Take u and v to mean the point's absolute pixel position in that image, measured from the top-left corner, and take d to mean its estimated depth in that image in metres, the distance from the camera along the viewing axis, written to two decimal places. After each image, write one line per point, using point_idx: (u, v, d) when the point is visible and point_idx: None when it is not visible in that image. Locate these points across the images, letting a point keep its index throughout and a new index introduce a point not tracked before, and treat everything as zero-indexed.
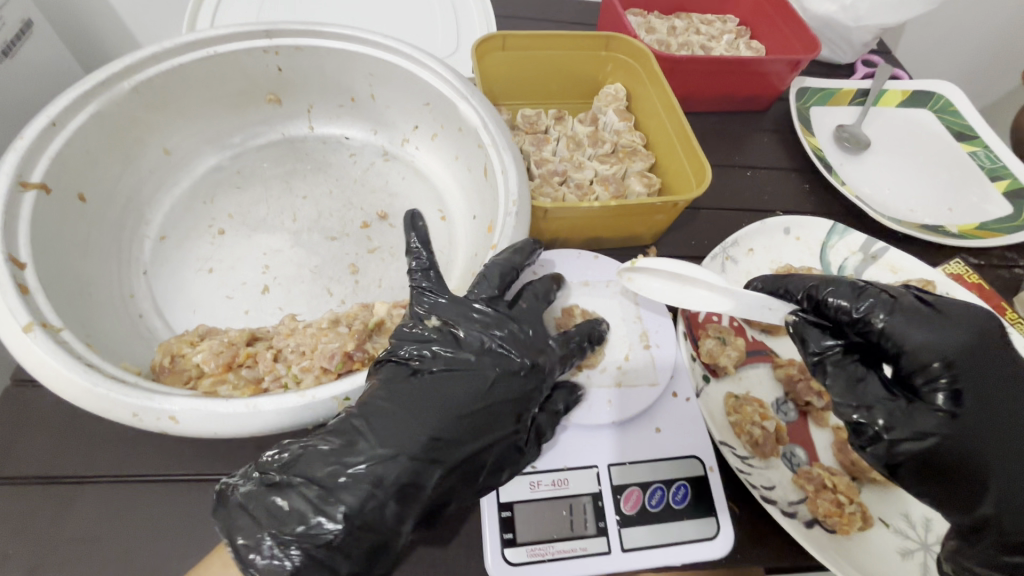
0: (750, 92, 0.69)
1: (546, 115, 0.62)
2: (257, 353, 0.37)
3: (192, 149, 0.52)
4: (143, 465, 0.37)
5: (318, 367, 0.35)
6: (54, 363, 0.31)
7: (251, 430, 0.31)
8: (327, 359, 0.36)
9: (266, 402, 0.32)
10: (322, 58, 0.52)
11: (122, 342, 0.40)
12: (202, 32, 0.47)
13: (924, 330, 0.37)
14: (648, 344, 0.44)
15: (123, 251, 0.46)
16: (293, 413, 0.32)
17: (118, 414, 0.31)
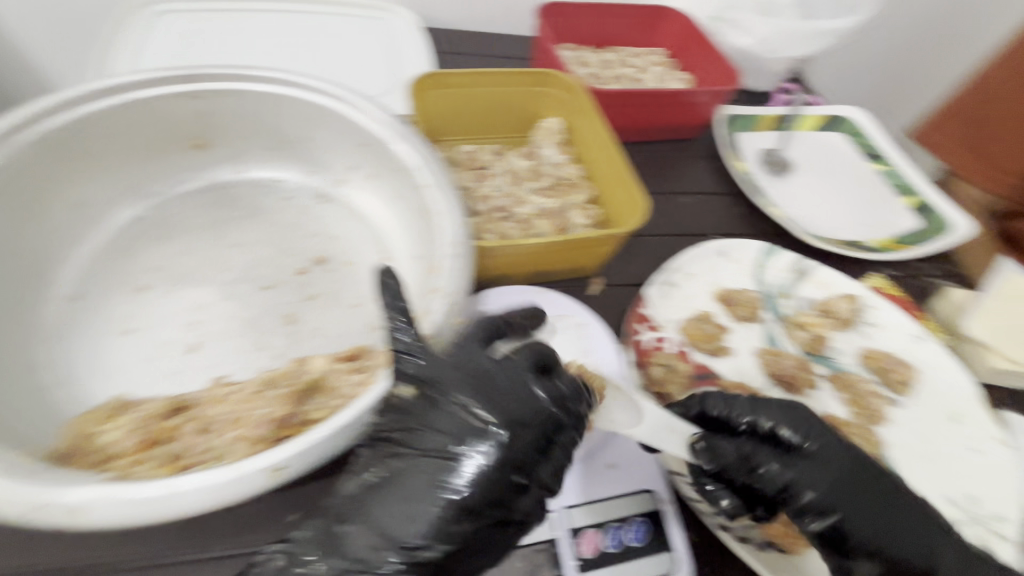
0: (681, 122, 0.72)
1: (485, 151, 0.62)
2: (180, 427, 0.33)
3: (107, 199, 0.49)
4: (45, 562, 0.32)
5: (246, 438, 0.32)
6: None
7: (171, 517, 0.29)
8: (255, 428, 0.33)
9: (184, 482, 0.29)
10: (249, 102, 0.50)
11: (22, 422, 0.36)
12: (117, 80, 0.46)
13: (808, 476, 0.40)
14: (596, 378, 0.45)
15: (25, 316, 0.41)
16: (219, 491, 0.29)
17: (10, 512, 0.28)
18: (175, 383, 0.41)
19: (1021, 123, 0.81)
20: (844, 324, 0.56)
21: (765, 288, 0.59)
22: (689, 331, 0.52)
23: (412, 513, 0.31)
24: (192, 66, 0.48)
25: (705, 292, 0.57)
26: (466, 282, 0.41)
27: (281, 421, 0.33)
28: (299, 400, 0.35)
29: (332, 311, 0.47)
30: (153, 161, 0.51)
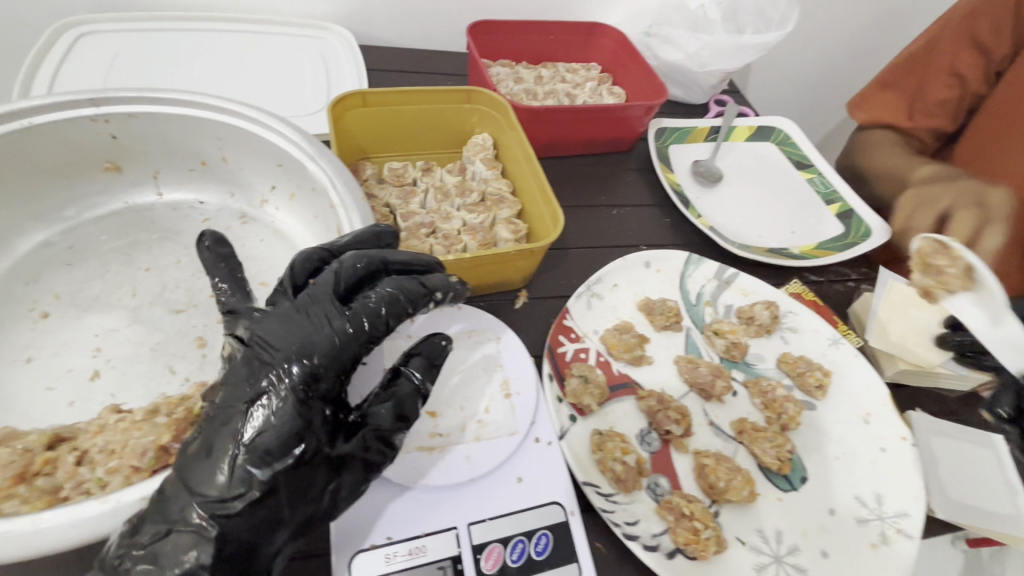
0: (612, 135, 0.74)
1: (413, 167, 0.63)
2: (59, 458, 0.33)
3: (11, 225, 0.47)
4: None
5: (127, 468, 0.32)
6: None
7: (38, 554, 0.27)
8: (137, 457, 0.33)
9: (50, 516, 0.28)
10: (162, 124, 0.50)
11: None
12: (16, 102, 0.44)
13: None
14: (508, 392, 0.44)
15: None
16: (94, 524, 0.28)
17: None
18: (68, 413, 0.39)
19: (929, 114, 0.86)
20: (762, 330, 0.58)
21: (688, 296, 0.60)
22: (609, 341, 0.53)
23: (215, 468, 0.31)
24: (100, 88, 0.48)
25: (629, 302, 0.58)
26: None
27: (165, 449, 0.34)
28: (187, 427, 0.36)
29: None
30: (63, 185, 0.50)
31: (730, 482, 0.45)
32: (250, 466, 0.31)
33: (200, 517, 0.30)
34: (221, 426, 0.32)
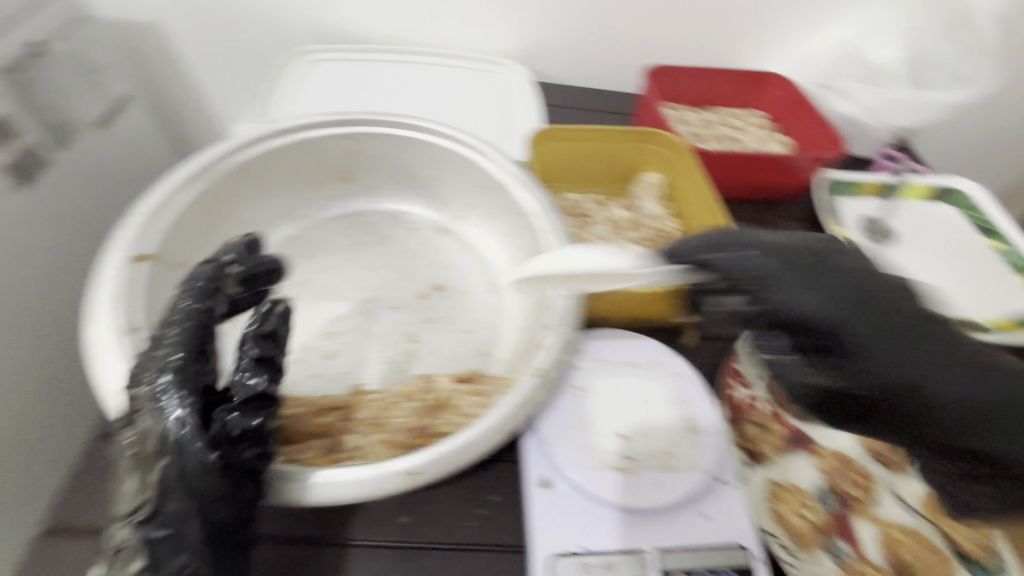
0: (780, 184, 0.74)
1: (590, 201, 0.67)
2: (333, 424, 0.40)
3: (270, 221, 0.57)
4: None
5: (391, 441, 0.38)
6: None
7: (335, 501, 0.35)
8: (398, 434, 0.39)
9: (341, 474, 0.35)
10: (393, 144, 0.58)
11: None
12: (294, 123, 0.55)
13: None
14: (692, 427, 0.45)
15: None
16: (367, 485, 0.35)
17: None
18: (314, 384, 0.46)
19: None
20: None
21: None
22: None
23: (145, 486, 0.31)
24: (352, 112, 0.57)
25: None
26: (578, 320, 0.45)
27: (419, 430, 0.39)
28: (430, 412, 0.41)
29: (447, 334, 0.52)
30: (309, 190, 0.59)
31: (922, 561, 0.41)
32: (165, 472, 0.31)
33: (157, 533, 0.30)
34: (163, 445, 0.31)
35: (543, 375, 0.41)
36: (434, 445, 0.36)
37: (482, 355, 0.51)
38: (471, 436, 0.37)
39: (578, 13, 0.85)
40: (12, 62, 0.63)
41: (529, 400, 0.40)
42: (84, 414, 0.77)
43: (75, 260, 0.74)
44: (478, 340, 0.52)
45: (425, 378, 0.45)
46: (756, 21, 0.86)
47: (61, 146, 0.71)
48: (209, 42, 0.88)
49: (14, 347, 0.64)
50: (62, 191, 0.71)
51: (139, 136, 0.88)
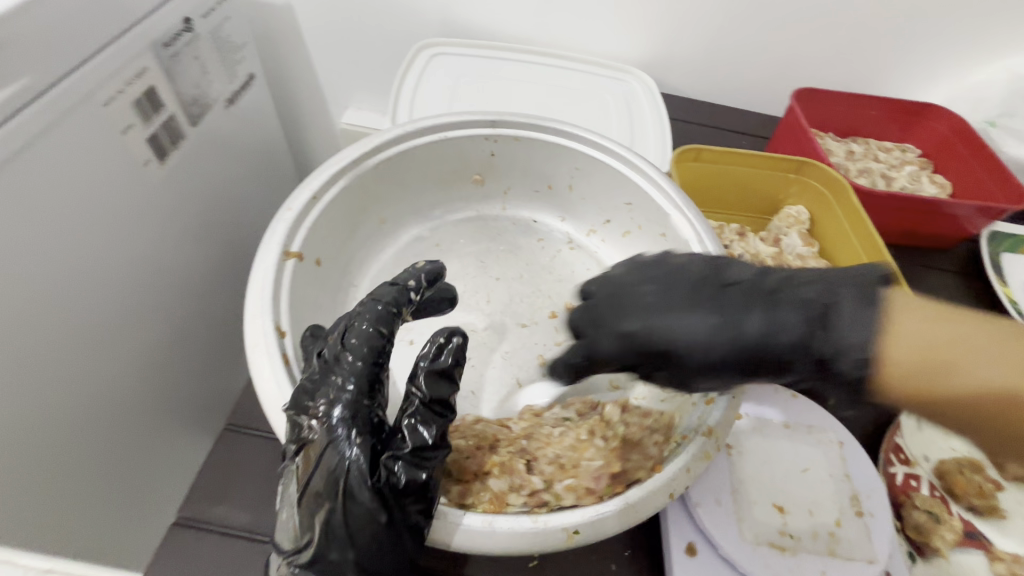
0: (939, 232, 0.66)
1: (728, 230, 0.62)
2: (504, 464, 0.40)
3: (402, 219, 0.57)
4: None
5: (582, 487, 0.37)
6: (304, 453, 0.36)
7: (494, 549, 0.34)
8: (593, 480, 0.38)
9: (501, 522, 0.34)
10: (535, 148, 0.54)
11: None
12: (439, 119, 0.52)
13: None
14: (861, 510, 0.40)
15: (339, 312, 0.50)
16: (525, 537, 0.34)
17: None
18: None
19: None
20: None
21: None
22: (953, 477, 0.46)
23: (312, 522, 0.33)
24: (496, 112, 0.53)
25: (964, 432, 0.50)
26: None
27: (614, 476, 0.38)
28: (621, 452, 0.40)
29: None
30: (442, 190, 0.58)
31: None
32: (330, 512, 0.33)
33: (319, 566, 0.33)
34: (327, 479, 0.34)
35: (714, 436, 0.39)
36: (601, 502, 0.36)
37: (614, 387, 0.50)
38: (640, 495, 0.36)
39: (718, 22, 0.79)
40: (170, 36, 0.65)
41: (697, 463, 0.38)
42: (209, 385, 0.81)
43: (205, 234, 0.77)
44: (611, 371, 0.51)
45: (592, 411, 0.45)
46: (921, 44, 0.78)
47: (196, 123, 0.72)
48: (334, 26, 0.88)
49: (156, 317, 0.68)
50: (194, 167, 0.73)
51: (260, 115, 0.90)
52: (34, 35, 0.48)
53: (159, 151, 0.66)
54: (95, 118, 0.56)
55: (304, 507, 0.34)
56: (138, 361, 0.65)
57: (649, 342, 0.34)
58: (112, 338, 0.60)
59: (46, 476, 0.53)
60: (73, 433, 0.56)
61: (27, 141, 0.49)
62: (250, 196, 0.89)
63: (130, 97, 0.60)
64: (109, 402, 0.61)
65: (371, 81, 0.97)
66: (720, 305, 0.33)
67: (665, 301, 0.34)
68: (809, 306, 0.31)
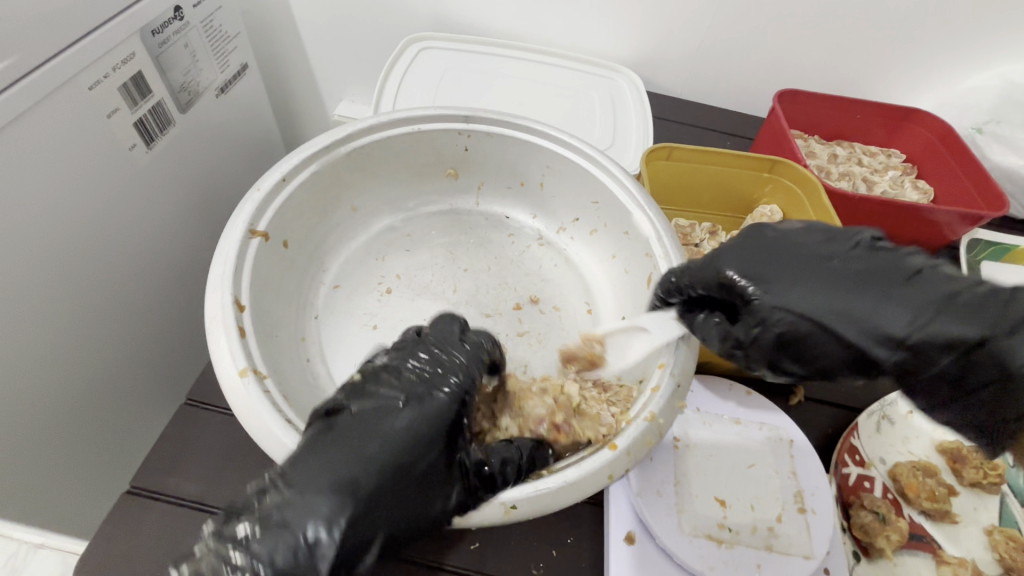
0: (917, 238, 0.65)
1: (700, 228, 0.63)
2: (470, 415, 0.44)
3: (374, 208, 0.58)
4: None
5: (528, 431, 0.41)
6: (254, 414, 0.36)
7: None
8: (536, 425, 0.41)
9: None
10: (507, 145, 0.55)
11: (301, 391, 0.44)
12: (413, 112, 0.53)
13: None
14: (803, 507, 0.40)
15: (303, 296, 0.51)
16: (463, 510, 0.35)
17: None
18: None
19: None
20: None
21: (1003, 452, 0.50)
22: (906, 480, 0.46)
23: (314, 503, 0.28)
24: (472, 108, 0.54)
25: (924, 437, 0.50)
26: (691, 365, 0.42)
27: (555, 425, 0.41)
28: (570, 413, 0.42)
29: (538, 350, 0.51)
30: (415, 182, 0.59)
31: None
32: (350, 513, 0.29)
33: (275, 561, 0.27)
34: (337, 461, 0.30)
35: (656, 421, 0.39)
36: (540, 480, 0.36)
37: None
38: (579, 475, 0.37)
39: (707, 23, 0.79)
40: (159, 24, 0.66)
41: (639, 446, 0.38)
42: (181, 363, 0.83)
43: (188, 218, 0.78)
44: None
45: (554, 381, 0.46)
46: (913, 50, 0.77)
47: (185, 110, 0.74)
48: (329, 17, 0.89)
49: (134, 296, 0.70)
50: (181, 152, 0.75)
51: (254, 104, 0.92)
52: (21, 20, 0.50)
53: (146, 136, 0.68)
54: (80, 102, 0.57)
55: (299, 485, 0.29)
56: (108, 335, 0.67)
57: (743, 278, 0.37)
58: (82, 312, 0.62)
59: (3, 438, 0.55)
60: (35, 400, 0.58)
61: (10, 121, 0.50)
62: (238, 183, 0.91)
63: (117, 82, 0.61)
64: (77, 376, 0.63)
65: (364, 73, 0.98)
66: (880, 273, 0.34)
67: (803, 264, 0.36)
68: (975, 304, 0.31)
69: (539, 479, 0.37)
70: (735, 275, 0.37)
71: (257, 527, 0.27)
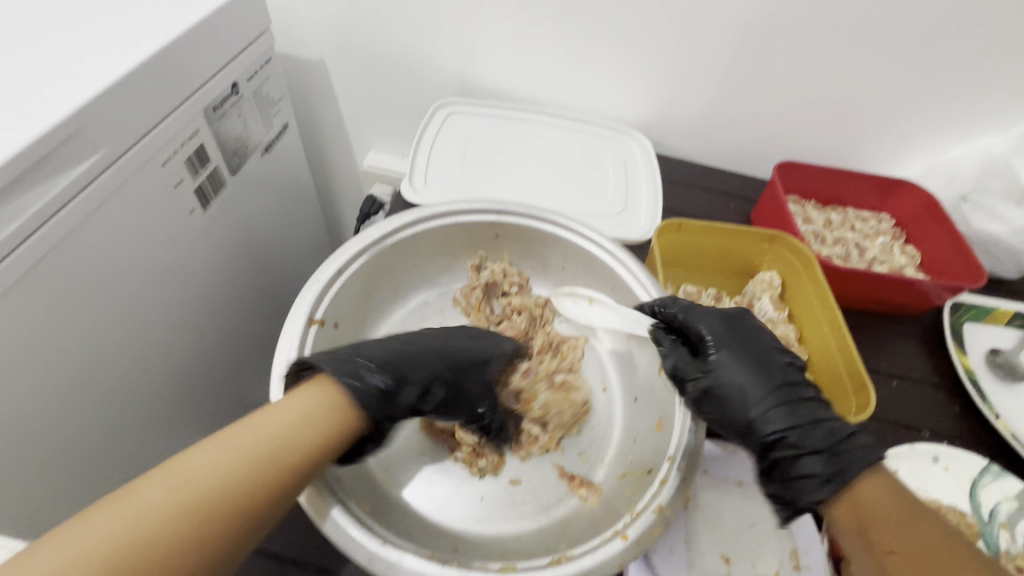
0: (905, 303, 0.71)
1: (706, 294, 0.71)
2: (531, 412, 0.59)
3: (412, 286, 0.68)
4: (338, 563, 0.51)
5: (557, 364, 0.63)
6: (320, 497, 0.45)
7: None
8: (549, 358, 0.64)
9: None
10: (532, 233, 0.65)
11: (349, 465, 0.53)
12: (453, 208, 0.63)
13: None
14: (799, 565, 0.47)
15: None
16: None
17: (358, 555, 0.43)
18: (440, 453, 0.57)
19: None
20: None
21: (980, 510, 0.56)
22: None
23: (413, 373, 0.50)
24: (502, 202, 0.64)
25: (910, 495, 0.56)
26: (696, 460, 0.49)
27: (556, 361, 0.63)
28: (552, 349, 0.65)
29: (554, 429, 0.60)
30: (450, 263, 0.69)
31: None
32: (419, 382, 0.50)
33: (371, 382, 0.47)
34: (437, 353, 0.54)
35: (663, 513, 0.45)
36: (561, 565, 0.42)
37: (584, 458, 0.59)
38: (596, 560, 0.43)
39: (712, 93, 0.86)
40: (220, 101, 0.73)
41: (648, 535, 0.44)
42: (223, 402, 0.90)
43: (234, 269, 0.85)
44: (580, 441, 0.60)
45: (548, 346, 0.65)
46: (905, 121, 0.84)
47: (235, 171, 0.81)
48: (364, 80, 0.97)
49: (185, 345, 0.76)
50: (230, 209, 0.82)
51: (293, 158, 1.00)
52: (117, 122, 0.57)
53: (203, 200, 0.74)
54: (152, 178, 0.64)
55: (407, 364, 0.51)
56: (161, 384, 0.73)
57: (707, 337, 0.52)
58: (143, 365, 0.69)
59: (64, 480, 0.61)
60: (95, 445, 0.64)
61: (98, 201, 0.57)
62: (275, 232, 0.98)
63: (183, 156, 0.69)
64: (134, 423, 0.70)
65: (394, 128, 1.06)
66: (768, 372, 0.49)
67: (741, 335, 0.52)
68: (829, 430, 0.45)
69: (559, 565, 0.43)
70: (707, 334, 0.52)
71: (367, 373, 0.47)
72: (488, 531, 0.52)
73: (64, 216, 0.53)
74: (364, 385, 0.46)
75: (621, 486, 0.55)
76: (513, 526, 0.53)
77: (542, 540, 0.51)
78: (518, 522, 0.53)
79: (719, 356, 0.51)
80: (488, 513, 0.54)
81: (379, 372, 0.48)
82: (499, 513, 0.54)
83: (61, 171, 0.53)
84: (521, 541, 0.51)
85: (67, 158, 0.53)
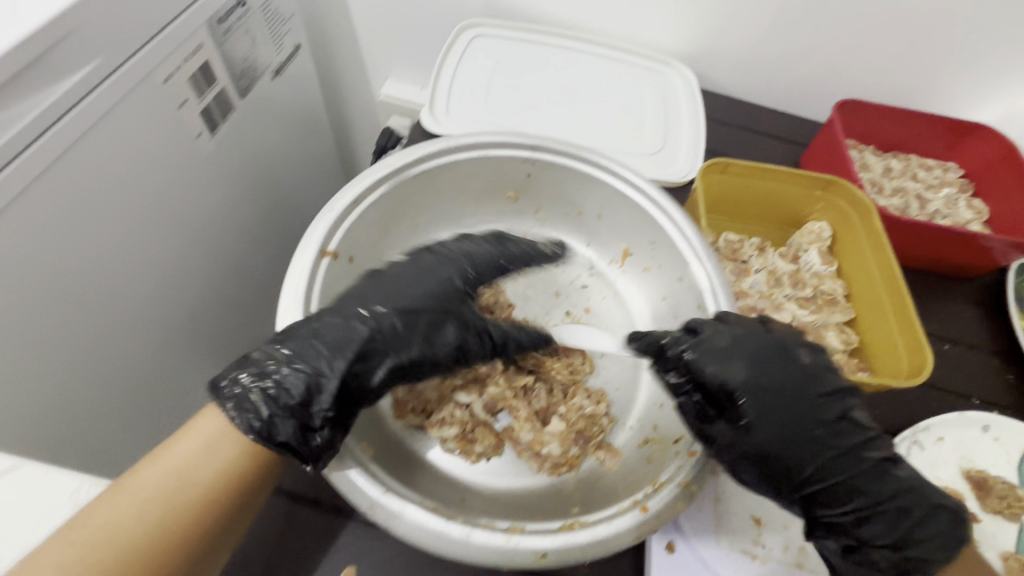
0: (967, 262, 0.65)
1: (749, 244, 0.65)
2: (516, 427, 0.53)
3: (433, 224, 0.64)
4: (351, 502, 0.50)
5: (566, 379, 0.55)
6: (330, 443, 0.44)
7: (463, 556, 0.39)
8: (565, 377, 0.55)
9: (477, 536, 0.40)
10: (568, 175, 0.60)
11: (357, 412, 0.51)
12: (482, 140, 0.57)
13: None
14: None
15: None
16: (498, 553, 0.39)
17: (359, 501, 0.41)
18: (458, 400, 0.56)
19: None
20: None
21: None
22: None
23: (335, 360, 0.43)
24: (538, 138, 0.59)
25: (953, 463, 0.53)
26: None
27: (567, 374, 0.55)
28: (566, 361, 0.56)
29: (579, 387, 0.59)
30: (475, 201, 0.64)
31: None
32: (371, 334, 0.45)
33: (295, 372, 0.41)
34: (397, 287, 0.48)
35: (688, 488, 0.43)
36: (572, 534, 0.40)
37: None
38: (609, 532, 0.40)
39: (768, 21, 0.77)
40: (224, 12, 0.66)
41: (668, 509, 0.42)
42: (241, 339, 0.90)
43: (244, 203, 0.82)
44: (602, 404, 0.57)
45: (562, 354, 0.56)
46: (991, 56, 0.74)
47: (245, 95, 0.75)
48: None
49: (195, 278, 0.74)
50: (239, 136, 0.77)
51: (306, 85, 0.93)
52: (109, 29, 0.52)
53: (211, 123, 0.70)
54: (151, 96, 0.59)
55: (333, 340, 0.43)
56: (175, 318, 0.72)
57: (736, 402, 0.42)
58: (155, 297, 0.67)
59: (85, 411, 0.61)
60: (112, 376, 0.64)
61: (95, 119, 0.53)
62: (289, 166, 0.93)
63: (187, 73, 0.63)
64: (150, 355, 0.69)
65: (413, 54, 0.98)
66: (818, 447, 0.42)
67: (786, 402, 0.42)
68: (893, 517, 0.41)
69: (571, 531, 0.40)
70: (733, 387, 0.42)
71: (279, 374, 0.41)
72: (499, 483, 0.51)
73: (55, 135, 0.49)
74: (276, 388, 0.41)
75: (642, 453, 0.52)
76: (525, 480, 0.52)
77: (551, 499, 0.50)
78: (529, 477, 0.52)
79: (753, 420, 0.42)
80: (501, 467, 0.53)
81: (322, 340, 0.43)
82: (511, 467, 0.53)
83: (46, 84, 0.48)
84: (531, 497, 0.50)
85: (56, 68, 0.48)
